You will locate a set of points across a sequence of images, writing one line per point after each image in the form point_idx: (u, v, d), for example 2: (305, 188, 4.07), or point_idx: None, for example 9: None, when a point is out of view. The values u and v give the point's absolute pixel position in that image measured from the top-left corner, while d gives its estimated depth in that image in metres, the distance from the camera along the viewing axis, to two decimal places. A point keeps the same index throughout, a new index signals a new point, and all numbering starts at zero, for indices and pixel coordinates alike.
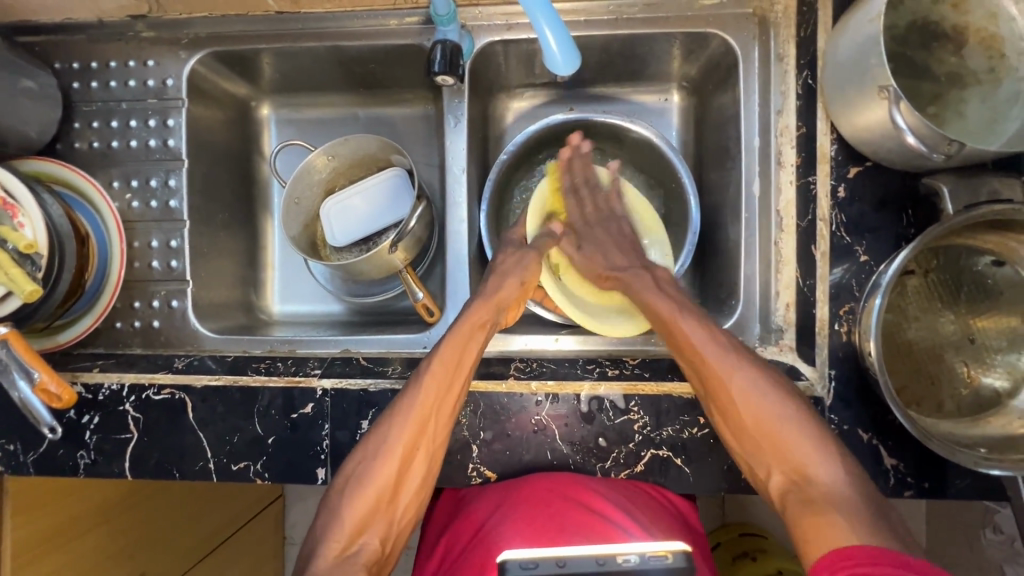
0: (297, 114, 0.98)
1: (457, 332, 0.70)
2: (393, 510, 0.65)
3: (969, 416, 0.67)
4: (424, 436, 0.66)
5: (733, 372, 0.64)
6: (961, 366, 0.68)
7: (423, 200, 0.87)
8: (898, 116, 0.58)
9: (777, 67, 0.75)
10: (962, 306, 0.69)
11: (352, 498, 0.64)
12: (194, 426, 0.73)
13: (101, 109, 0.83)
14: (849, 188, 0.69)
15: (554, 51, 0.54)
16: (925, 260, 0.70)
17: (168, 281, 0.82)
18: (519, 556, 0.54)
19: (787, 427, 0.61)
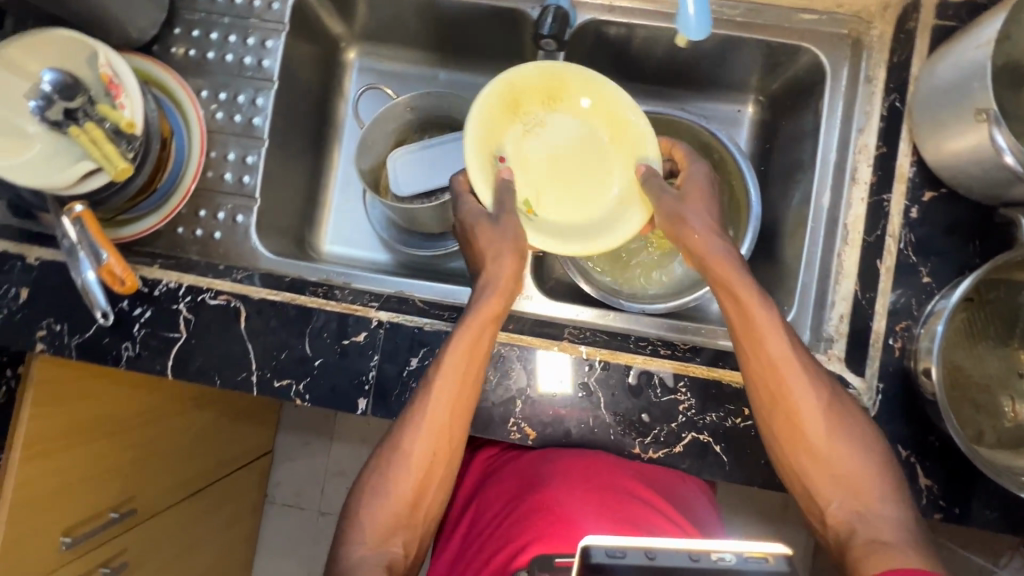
0: (381, 63, 1.00)
1: (466, 335, 0.67)
2: (417, 515, 0.67)
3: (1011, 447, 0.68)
4: (444, 442, 0.67)
5: (795, 383, 0.62)
6: (1007, 400, 0.69)
7: None
8: (999, 135, 0.58)
9: (865, 88, 0.77)
10: (1014, 341, 0.71)
11: (380, 499, 0.66)
12: (243, 336, 0.73)
13: (203, 20, 0.84)
14: (922, 211, 0.72)
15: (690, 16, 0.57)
16: (985, 291, 0.71)
17: (237, 196, 0.83)
18: (603, 543, 0.49)
19: (839, 443, 0.61)
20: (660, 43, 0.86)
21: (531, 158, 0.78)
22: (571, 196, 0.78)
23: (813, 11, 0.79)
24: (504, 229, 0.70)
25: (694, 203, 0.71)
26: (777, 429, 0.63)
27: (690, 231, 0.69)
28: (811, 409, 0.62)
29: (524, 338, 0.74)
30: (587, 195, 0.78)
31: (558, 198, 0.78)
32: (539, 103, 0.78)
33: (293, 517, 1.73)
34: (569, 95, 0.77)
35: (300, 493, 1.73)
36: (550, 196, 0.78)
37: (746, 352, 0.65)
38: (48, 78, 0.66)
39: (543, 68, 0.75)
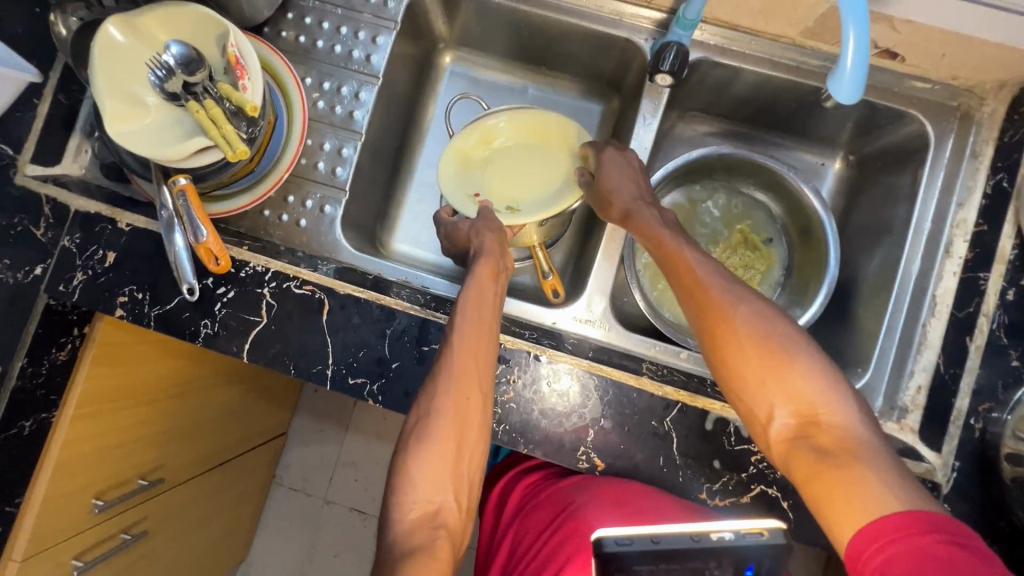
0: (475, 71, 1.00)
1: (474, 284, 0.73)
2: (460, 469, 0.65)
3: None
4: (467, 382, 0.66)
5: (720, 318, 0.63)
6: None
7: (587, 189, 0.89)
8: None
9: (969, 162, 0.78)
10: None
11: (423, 455, 0.64)
12: (323, 329, 0.73)
13: (317, 9, 0.85)
14: (1018, 294, 0.72)
15: (848, 69, 0.53)
16: None
17: (327, 186, 0.83)
18: (613, 534, 0.56)
19: (784, 364, 0.58)
20: (765, 90, 0.87)
21: (499, 180, 0.83)
22: (541, 176, 0.83)
23: (926, 79, 0.80)
24: (484, 219, 0.78)
25: (615, 181, 0.77)
26: (715, 355, 0.63)
27: (613, 204, 0.78)
28: (744, 339, 0.61)
29: (603, 368, 0.74)
30: (554, 165, 0.83)
31: (539, 196, 0.82)
32: (476, 142, 0.84)
33: (298, 503, 1.72)
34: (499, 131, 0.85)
35: (308, 479, 1.72)
36: (532, 198, 0.82)
37: (683, 297, 0.68)
38: (174, 50, 0.67)
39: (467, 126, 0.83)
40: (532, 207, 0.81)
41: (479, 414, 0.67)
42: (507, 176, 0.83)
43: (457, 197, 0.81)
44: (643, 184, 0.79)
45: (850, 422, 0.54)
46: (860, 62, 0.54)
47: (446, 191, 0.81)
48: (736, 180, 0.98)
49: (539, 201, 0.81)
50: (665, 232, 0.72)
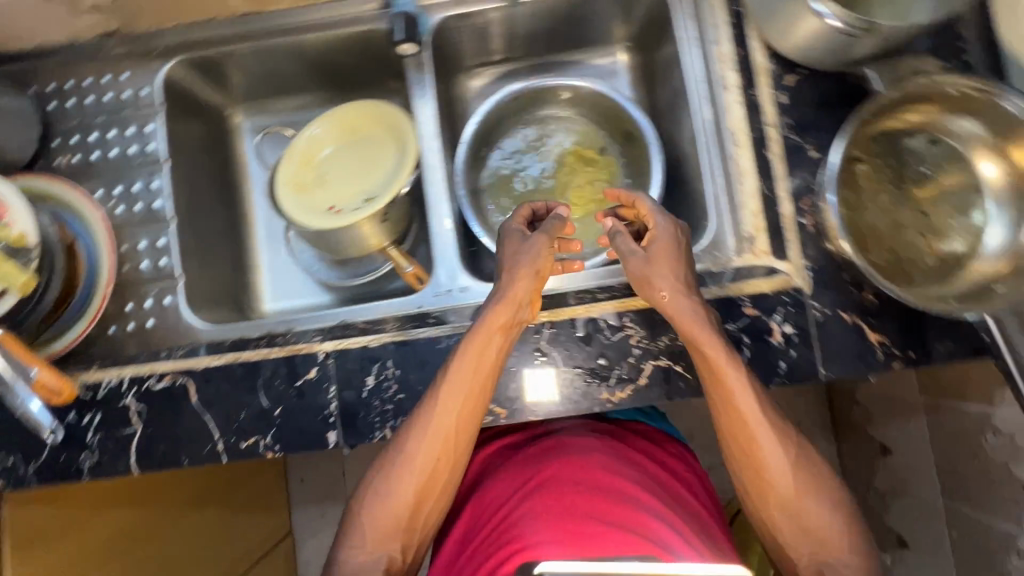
0: (270, 118, 1.01)
1: (475, 339, 0.69)
2: (417, 518, 0.71)
3: (949, 280, 0.71)
4: (445, 447, 0.70)
5: (759, 437, 0.68)
6: (921, 239, 0.73)
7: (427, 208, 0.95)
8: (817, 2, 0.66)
9: (707, 3, 0.83)
10: (910, 184, 0.74)
11: (376, 504, 0.70)
12: (199, 409, 0.73)
13: (79, 124, 0.85)
14: (790, 94, 0.76)
15: None
16: (868, 148, 0.74)
17: (159, 280, 0.83)
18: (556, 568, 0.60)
19: (810, 505, 0.68)
20: (517, 21, 0.91)
21: (341, 186, 0.89)
22: (377, 164, 0.89)
23: None
24: (533, 244, 0.74)
25: (663, 262, 0.70)
26: (748, 472, 0.69)
27: (662, 295, 0.68)
28: (777, 459, 0.68)
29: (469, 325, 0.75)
30: (380, 157, 0.89)
31: (379, 176, 0.88)
32: (308, 171, 0.91)
33: None
34: (318, 148, 0.92)
35: None
36: (375, 181, 0.88)
37: (715, 392, 0.68)
38: None
39: (286, 157, 0.91)
40: (381, 186, 0.86)
41: (447, 472, 0.71)
42: (348, 179, 0.90)
43: (311, 218, 0.86)
44: (689, 275, 0.72)
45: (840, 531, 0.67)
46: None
47: (299, 220, 0.86)
48: (542, 107, 1.01)
49: (382, 181, 0.87)
50: (710, 329, 0.67)
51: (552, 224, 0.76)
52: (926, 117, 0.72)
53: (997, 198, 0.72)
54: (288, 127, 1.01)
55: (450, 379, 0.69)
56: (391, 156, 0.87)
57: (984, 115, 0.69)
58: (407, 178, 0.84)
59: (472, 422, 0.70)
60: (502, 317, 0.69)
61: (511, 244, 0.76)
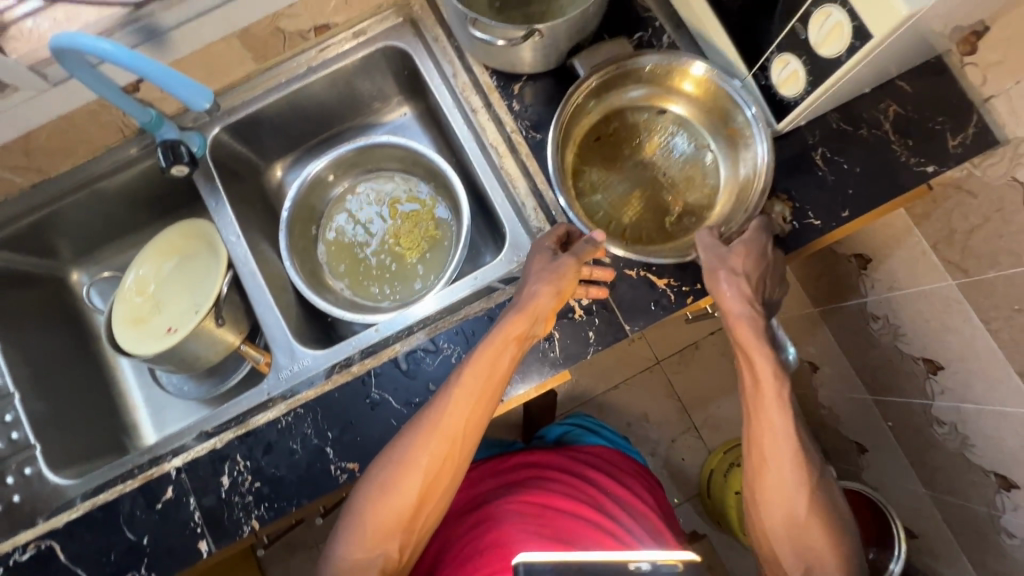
0: (106, 266, 1.06)
1: (493, 345, 0.72)
2: (413, 527, 0.71)
3: (699, 216, 0.82)
4: (451, 448, 0.72)
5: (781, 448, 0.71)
6: (668, 197, 0.83)
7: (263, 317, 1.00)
8: (476, 30, 0.75)
9: (438, 46, 0.92)
10: (646, 152, 0.85)
11: (371, 510, 0.70)
12: (69, 565, 0.74)
13: None
14: (520, 101, 0.85)
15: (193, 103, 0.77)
16: (603, 130, 0.85)
17: (17, 453, 0.85)
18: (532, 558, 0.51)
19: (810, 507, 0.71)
20: (291, 112, 0.98)
21: (177, 305, 0.95)
22: (203, 275, 0.95)
23: (369, 19, 0.94)
24: (559, 262, 0.73)
25: (739, 264, 0.73)
26: (755, 449, 0.73)
27: (724, 294, 0.73)
28: (791, 463, 0.71)
29: (304, 396, 0.79)
30: (200, 268, 0.95)
31: (207, 285, 0.94)
32: (137, 301, 0.95)
33: None
34: (148, 277, 0.97)
35: None
36: (204, 290, 0.94)
37: (745, 371, 0.75)
38: None
39: (120, 295, 0.96)
40: (208, 293, 0.92)
41: (451, 470, 0.72)
42: (181, 298, 0.95)
43: (151, 344, 0.91)
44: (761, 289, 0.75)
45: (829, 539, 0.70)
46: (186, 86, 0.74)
47: (142, 350, 0.91)
48: (349, 176, 1.08)
49: (209, 288, 0.93)
50: (754, 339, 0.72)
51: (585, 254, 0.73)
52: (626, 94, 0.84)
53: (709, 134, 0.84)
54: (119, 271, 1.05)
55: (465, 385, 0.71)
56: (211, 263, 0.94)
57: (663, 77, 0.82)
58: (224, 281, 0.90)
59: (476, 429, 0.73)
60: (521, 323, 0.72)
61: (535, 253, 0.76)
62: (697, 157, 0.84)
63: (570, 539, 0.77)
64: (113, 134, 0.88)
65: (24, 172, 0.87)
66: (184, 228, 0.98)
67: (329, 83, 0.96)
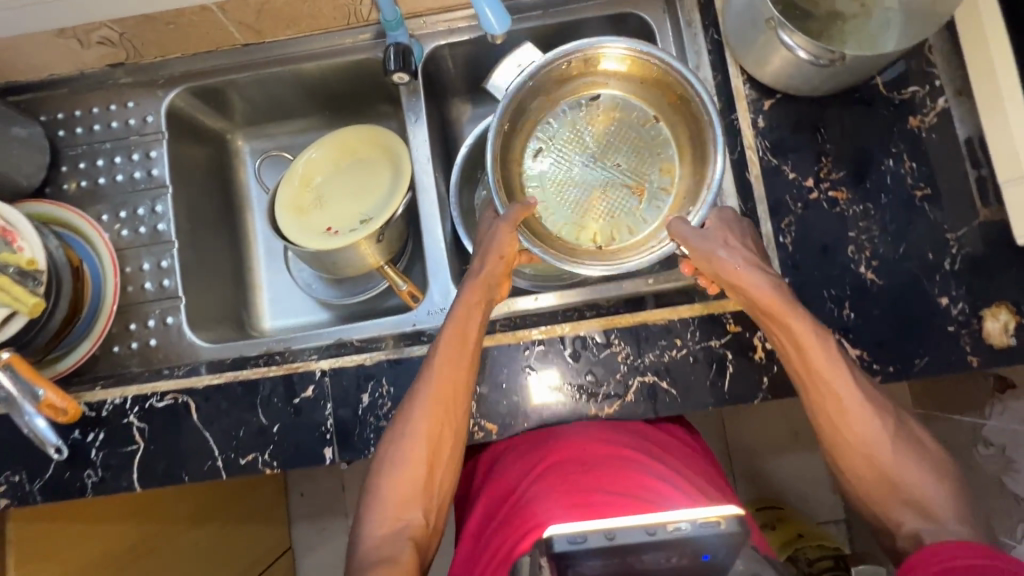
0: (271, 141, 1.04)
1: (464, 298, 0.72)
2: (433, 488, 0.69)
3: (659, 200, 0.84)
4: (445, 413, 0.70)
5: (859, 423, 0.68)
6: (627, 189, 0.85)
7: (409, 244, 1.00)
8: (785, 37, 0.69)
9: (688, 31, 0.85)
10: (596, 146, 0.86)
11: (398, 474, 0.69)
12: (199, 427, 0.75)
13: (87, 151, 0.88)
14: (767, 118, 0.78)
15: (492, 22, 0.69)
16: (545, 132, 0.86)
17: (161, 300, 0.85)
18: (567, 532, 0.54)
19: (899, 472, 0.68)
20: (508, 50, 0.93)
21: (340, 207, 0.93)
22: (374, 188, 0.93)
23: None
24: (495, 229, 0.74)
25: (733, 240, 0.72)
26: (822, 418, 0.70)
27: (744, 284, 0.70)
28: (851, 408, 0.68)
29: None
30: (374, 178, 0.93)
31: (376, 198, 0.91)
32: (303, 187, 0.94)
33: None
34: (314, 170, 0.95)
35: None
36: (372, 202, 0.92)
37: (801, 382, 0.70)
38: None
39: (287, 179, 0.94)
40: (379, 209, 0.90)
41: (450, 435, 0.70)
42: (345, 201, 0.93)
43: (309, 238, 0.89)
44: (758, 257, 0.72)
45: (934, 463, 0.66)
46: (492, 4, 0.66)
47: (298, 239, 0.89)
48: None
49: (378, 202, 0.91)
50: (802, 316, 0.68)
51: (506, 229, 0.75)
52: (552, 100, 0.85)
53: (655, 115, 0.85)
54: (285, 151, 1.04)
55: (442, 346, 0.70)
56: (386, 179, 0.92)
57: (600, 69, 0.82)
58: (401, 203, 0.88)
59: (464, 394, 0.71)
60: (486, 291, 0.74)
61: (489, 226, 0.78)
62: (652, 137, 0.85)
63: (623, 490, 0.62)
64: (340, 18, 0.85)
65: (245, 29, 0.84)
66: (367, 133, 0.95)
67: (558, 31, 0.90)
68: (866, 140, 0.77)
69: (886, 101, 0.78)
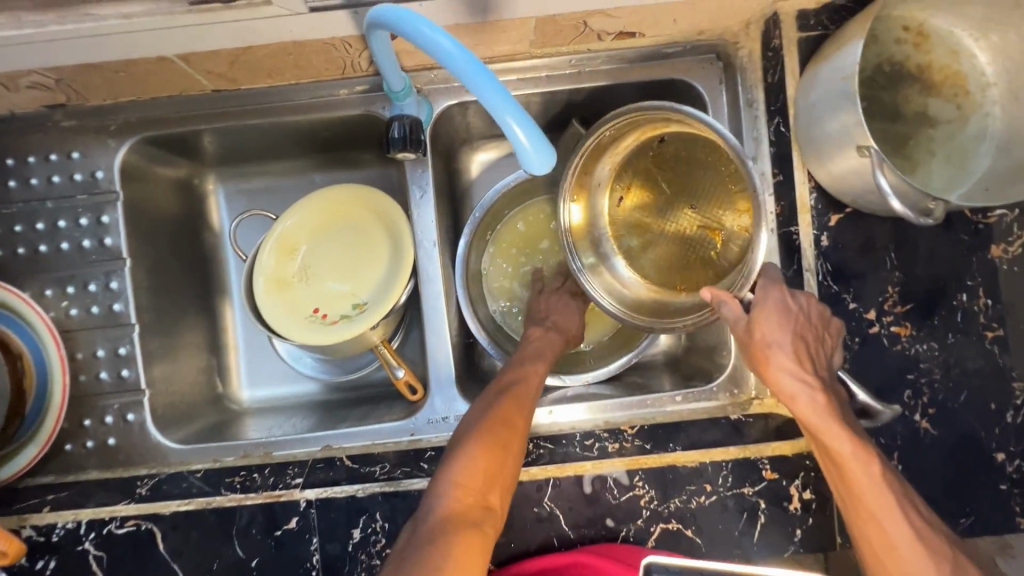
0: (247, 184, 0.88)
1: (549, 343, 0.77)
2: (503, 478, 0.61)
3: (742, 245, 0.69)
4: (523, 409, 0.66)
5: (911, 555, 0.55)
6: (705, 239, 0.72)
7: (406, 318, 0.88)
8: (882, 177, 0.55)
9: (748, 112, 0.72)
10: (669, 191, 0.73)
11: (474, 450, 0.60)
12: (167, 558, 0.67)
13: (24, 210, 0.74)
14: (832, 237, 0.68)
15: (526, 149, 0.46)
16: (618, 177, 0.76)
17: (121, 393, 0.74)
18: (662, 561, 0.58)
19: None
20: (533, 109, 0.79)
21: (330, 282, 0.81)
22: (370, 262, 0.80)
23: (678, 42, 0.73)
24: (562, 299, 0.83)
25: (774, 334, 0.61)
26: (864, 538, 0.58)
27: (775, 368, 0.61)
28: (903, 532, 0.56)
29: None
30: (371, 251, 0.81)
31: (373, 276, 0.80)
32: (288, 262, 0.81)
33: None
34: (299, 236, 0.82)
35: None
36: (369, 280, 0.80)
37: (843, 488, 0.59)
38: None
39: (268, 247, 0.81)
40: (376, 293, 0.78)
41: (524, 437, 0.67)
42: (338, 271, 0.81)
43: (294, 327, 0.78)
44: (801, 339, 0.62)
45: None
46: (529, 128, 0.47)
47: (283, 327, 0.78)
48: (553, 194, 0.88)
49: (376, 284, 0.79)
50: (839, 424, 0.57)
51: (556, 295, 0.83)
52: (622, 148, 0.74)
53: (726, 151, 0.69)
54: (264, 198, 0.89)
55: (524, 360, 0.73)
56: (385, 253, 0.80)
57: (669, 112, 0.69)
58: (403, 291, 0.77)
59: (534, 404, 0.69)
60: (534, 346, 0.75)
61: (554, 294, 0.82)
62: (725, 175, 0.70)
63: None
64: (334, 70, 0.70)
65: (216, 77, 0.69)
66: (361, 192, 0.81)
67: (594, 94, 0.76)
68: (940, 268, 0.68)
69: (969, 225, 0.67)
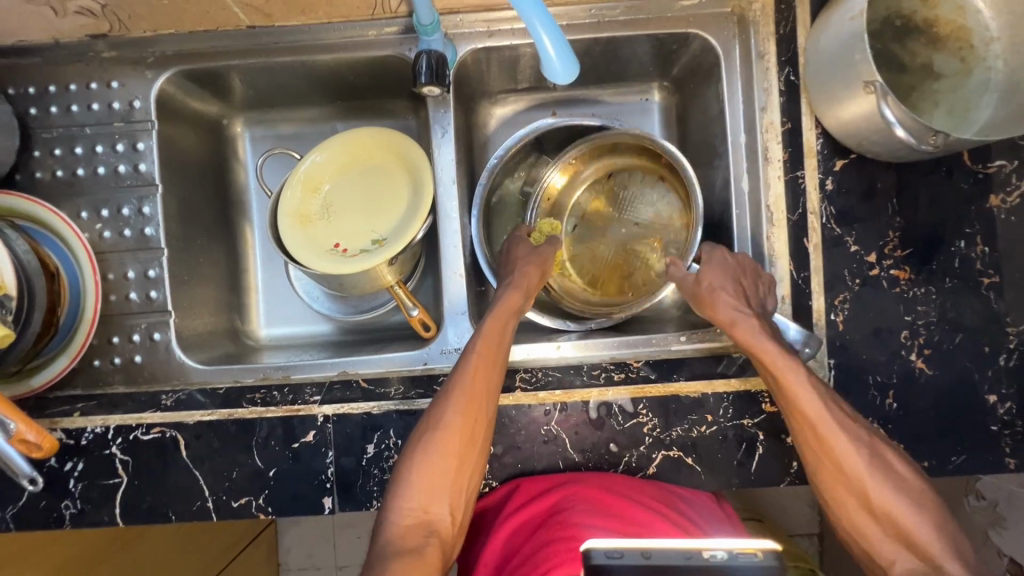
0: (274, 130, 0.92)
1: (501, 307, 0.70)
2: (460, 481, 0.62)
3: (681, 242, 0.84)
4: (478, 401, 0.64)
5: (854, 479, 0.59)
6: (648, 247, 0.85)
7: (422, 262, 0.91)
8: (886, 109, 0.60)
9: (759, 64, 0.75)
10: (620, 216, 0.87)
11: (424, 462, 0.62)
12: (189, 465, 0.70)
13: (63, 135, 0.77)
14: (837, 180, 0.71)
15: (551, 59, 0.55)
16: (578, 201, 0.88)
17: (148, 314, 0.78)
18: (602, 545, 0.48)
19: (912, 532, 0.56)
20: None
21: (351, 223, 0.84)
22: (390, 204, 0.84)
23: None
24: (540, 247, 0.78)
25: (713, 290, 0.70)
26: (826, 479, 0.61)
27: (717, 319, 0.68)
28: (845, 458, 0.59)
29: None
30: (392, 191, 0.84)
31: (393, 217, 0.83)
32: (313, 200, 0.84)
33: None
34: (325, 176, 0.85)
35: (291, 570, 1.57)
36: (388, 222, 0.83)
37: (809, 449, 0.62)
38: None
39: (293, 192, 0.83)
40: (395, 231, 0.81)
41: (482, 435, 0.65)
42: (361, 214, 0.85)
43: (314, 258, 0.80)
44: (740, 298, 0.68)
45: (935, 525, 0.56)
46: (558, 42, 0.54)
47: (304, 258, 0.80)
48: None
49: (395, 222, 0.82)
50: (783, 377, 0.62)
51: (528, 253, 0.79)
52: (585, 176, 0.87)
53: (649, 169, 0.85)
54: (289, 142, 0.92)
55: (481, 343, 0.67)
56: (405, 195, 0.83)
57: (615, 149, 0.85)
58: (420, 229, 0.79)
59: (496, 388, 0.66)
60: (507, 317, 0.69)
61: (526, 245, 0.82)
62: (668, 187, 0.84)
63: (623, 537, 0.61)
64: (364, 9, 0.73)
65: (251, 10, 0.73)
66: (385, 136, 0.84)
67: (612, 45, 0.80)
68: (939, 215, 0.70)
69: (969, 174, 0.70)
